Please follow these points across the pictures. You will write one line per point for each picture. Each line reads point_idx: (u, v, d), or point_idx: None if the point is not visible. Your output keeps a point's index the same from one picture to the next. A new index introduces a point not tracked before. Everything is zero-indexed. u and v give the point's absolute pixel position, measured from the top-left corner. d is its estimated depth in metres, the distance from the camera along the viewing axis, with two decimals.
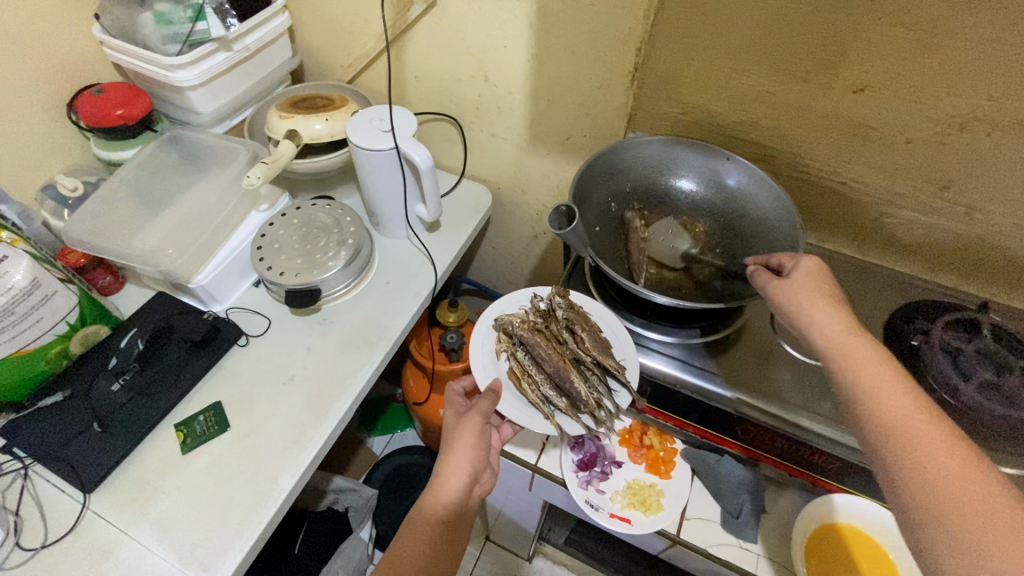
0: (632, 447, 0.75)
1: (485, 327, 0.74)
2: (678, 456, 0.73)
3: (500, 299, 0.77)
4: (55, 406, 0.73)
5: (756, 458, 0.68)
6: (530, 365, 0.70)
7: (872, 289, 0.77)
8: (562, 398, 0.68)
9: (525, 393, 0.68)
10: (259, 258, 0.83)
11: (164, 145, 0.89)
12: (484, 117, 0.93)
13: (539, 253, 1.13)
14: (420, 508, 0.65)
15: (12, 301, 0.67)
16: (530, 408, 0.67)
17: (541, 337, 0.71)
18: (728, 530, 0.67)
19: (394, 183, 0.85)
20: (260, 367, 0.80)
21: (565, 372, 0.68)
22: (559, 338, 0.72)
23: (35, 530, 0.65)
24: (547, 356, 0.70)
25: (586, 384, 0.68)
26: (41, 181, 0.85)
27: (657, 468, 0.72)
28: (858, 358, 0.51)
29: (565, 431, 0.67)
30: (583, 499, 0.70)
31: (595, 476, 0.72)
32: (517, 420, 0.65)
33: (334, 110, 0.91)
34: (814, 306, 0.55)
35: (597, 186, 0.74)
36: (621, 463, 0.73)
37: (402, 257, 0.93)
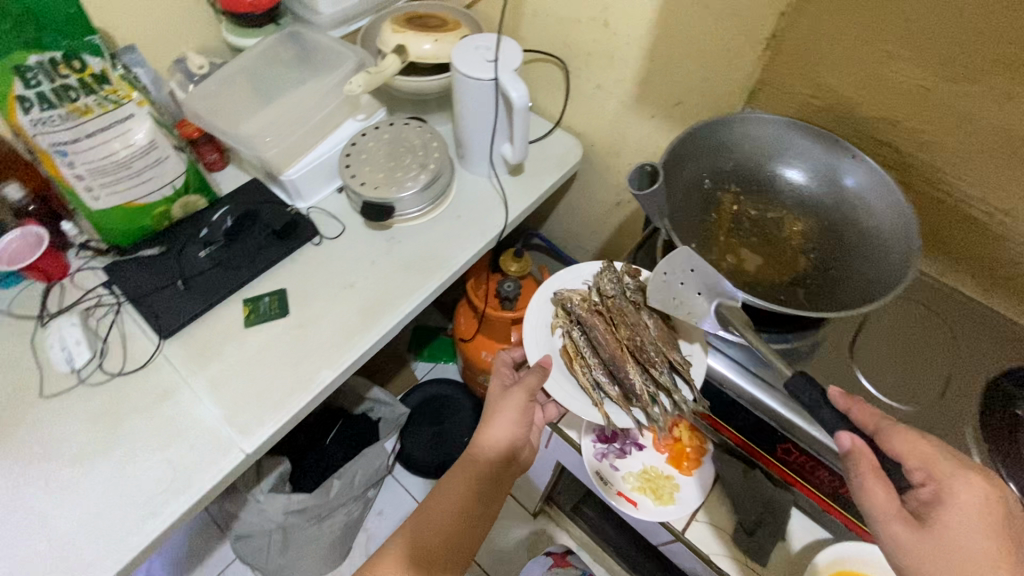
0: (659, 435, 0.72)
1: (545, 297, 0.72)
2: (706, 457, 0.70)
3: (566, 270, 0.75)
4: (151, 258, 0.82)
5: (789, 481, 0.62)
6: (585, 348, 0.68)
7: (992, 338, 0.67)
8: (614, 385, 0.66)
9: (576, 374, 0.67)
10: (346, 165, 0.86)
11: (284, 40, 0.92)
12: (593, 67, 0.88)
13: (617, 222, 1.09)
14: (454, 473, 0.68)
15: (132, 156, 0.76)
16: (579, 390, 0.66)
17: (601, 319, 0.69)
18: (736, 543, 0.64)
19: (487, 117, 0.83)
20: (327, 268, 0.84)
21: (622, 361, 0.66)
22: (620, 323, 0.68)
23: (115, 359, 0.74)
24: (605, 339, 0.67)
25: (642, 377, 0.66)
26: (174, 54, 0.92)
27: (680, 462, 0.70)
28: None
29: (615, 421, 0.65)
30: (593, 470, 0.70)
31: (612, 452, 0.71)
32: (569, 400, 0.66)
33: (445, 33, 0.90)
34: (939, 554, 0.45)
35: (691, 166, 0.67)
36: (643, 446, 0.72)
37: (477, 193, 0.92)
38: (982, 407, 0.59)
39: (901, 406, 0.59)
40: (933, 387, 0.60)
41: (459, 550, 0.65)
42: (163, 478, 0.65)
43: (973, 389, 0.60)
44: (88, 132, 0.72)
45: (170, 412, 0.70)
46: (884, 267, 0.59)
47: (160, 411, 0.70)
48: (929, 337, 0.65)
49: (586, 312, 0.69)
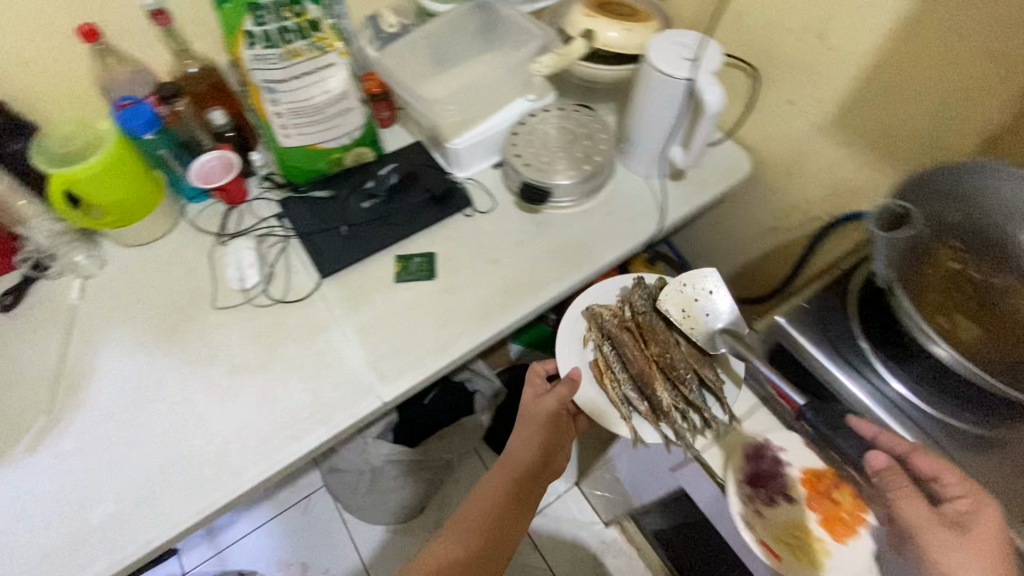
0: (815, 492, 0.63)
1: (577, 313, 0.78)
2: (864, 528, 0.61)
3: (596, 286, 0.81)
4: (320, 200, 0.87)
5: None
6: (614, 362, 0.73)
7: None
8: (644, 404, 0.71)
9: (606, 390, 0.72)
10: (511, 144, 0.86)
11: (475, 9, 0.91)
12: (790, 81, 0.82)
13: (766, 246, 1.03)
14: (490, 476, 0.71)
15: (325, 102, 0.80)
16: (609, 403, 0.72)
17: (631, 337, 0.74)
18: None
19: (666, 117, 0.80)
20: (476, 240, 0.86)
21: (650, 377, 0.71)
22: (649, 340, 0.74)
23: (278, 287, 0.80)
24: (633, 356, 0.73)
25: (671, 394, 0.70)
26: (370, 10, 0.96)
27: (834, 528, 0.62)
28: None
29: (643, 435, 0.70)
30: (738, 512, 0.63)
31: (760, 497, 0.64)
32: (604, 409, 0.72)
33: (636, 24, 0.86)
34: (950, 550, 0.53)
35: (919, 219, 0.61)
36: (793, 499, 0.63)
37: (633, 192, 0.89)
38: None
39: None
40: None
41: (512, 535, 0.67)
42: (305, 408, 0.70)
43: None
44: (297, 74, 0.76)
45: (320, 346, 0.75)
46: None
47: (313, 344, 0.75)
48: None
49: (618, 328, 0.75)
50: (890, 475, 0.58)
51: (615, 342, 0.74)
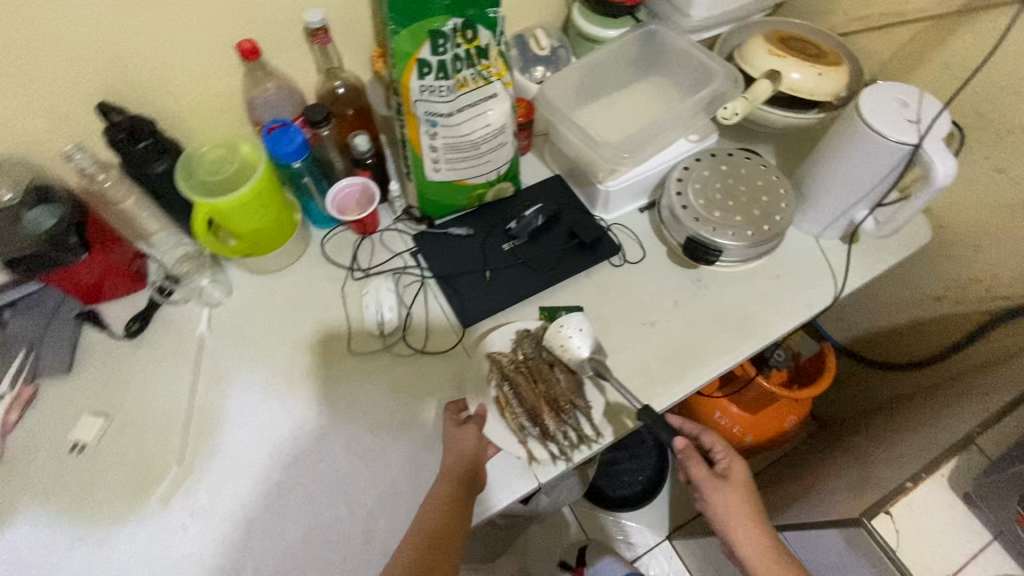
0: None
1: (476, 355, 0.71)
2: None
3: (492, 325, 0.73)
4: (458, 239, 0.80)
5: None
6: (513, 397, 0.67)
7: None
8: (536, 432, 0.66)
9: (505, 423, 0.66)
10: (674, 192, 0.78)
11: (640, 36, 0.83)
12: (1008, 148, 0.72)
13: (923, 315, 0.93)
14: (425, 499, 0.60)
15: (484, 138, 0.73)
16: (505, 438, 0.65)
17: (523, 377, 0.68)
18: None
19: (865, 181, 0.71)
20: (627, 295, 0.78)
21: (543, 408, 0.67)
22: (540, 377, 0.69)
23: (417, 334, 0.74)
24: (524, 394, 0.67)
25: (559, 421, 0.66)
26: (518, 28, 0.88)
27: None
28: (736, 521, 0.63)
29: (535, 460, 0.65)
30: None
31: None
32: (498, 443, 0.65)
33: (827, 66, 0.77)
34: (728, 508, 0.64)
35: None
36: None
37: (800, 254, 0.80)
38: None
39: None
40: None
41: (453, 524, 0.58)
42: None
43: None
44: (462, 107, 0.69)
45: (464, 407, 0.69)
46: None
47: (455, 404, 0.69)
48: None
49: (506, 367, 0.69)
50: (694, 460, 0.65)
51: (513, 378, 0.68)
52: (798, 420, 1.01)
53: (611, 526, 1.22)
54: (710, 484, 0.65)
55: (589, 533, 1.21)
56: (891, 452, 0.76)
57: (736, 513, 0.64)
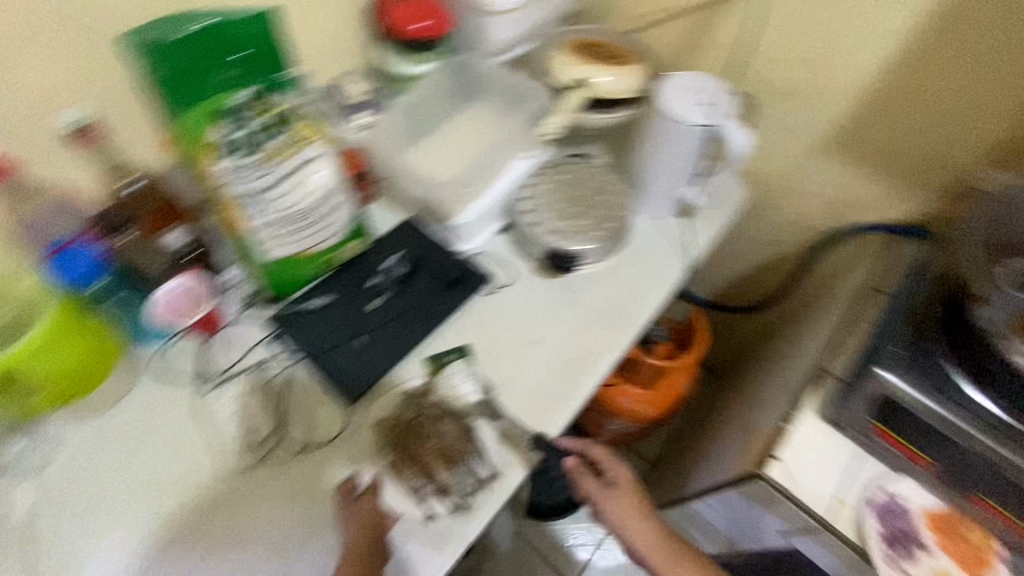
0: (943, 536, 0.57)
1: (358, 426, 0.68)
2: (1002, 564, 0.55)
3: (372, 390, 0.70)
4: (318, 311, 0.74)
5: None
6: (405, 459, 0.65)
7: None
8: (432, 488, 0.63)
9: (402, 485, 0.63)
10: (524, 210, 0.80)
11: (450, 69, 0.84)
12: (783, 107, 0.83)
13: (762, 261, 1.05)
14: None
15: (314, 204, 0.67)
16: (405, 504, 0.62)
17: (412, 436, 0.65)
18: None
19: (681, 163, 0.78)
20: (507, 320, 0.78)
21: (435, 464, 0.63)
22: (428, 433, 0.65)
23: (300, 427, 0.68)
24: (415, 453, 0.64)
25: (455, 473, 0.63)
26: (327, 79, 0.84)
27: (974, 569, 0.55)
28: (629, 522, 0.70)
29: (435, 518, 0.61)
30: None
31: (900, 554, 0.55)
32: (396, 510, 0.62)
33: (624, 66, 0.83)
34: (620, 514, 0.70)
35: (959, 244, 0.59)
36: (929, 547, 0.56)
37: (650, 237, 0.86)
38: None
39: None
40: None
41: None
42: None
43: None
44: (284, 174, 0.63)
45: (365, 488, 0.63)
46: None
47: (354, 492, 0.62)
48: None
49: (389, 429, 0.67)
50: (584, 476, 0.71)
51: (400, 441, 0.65)
52: (691, 380, 1.08)
53: (559, 535, 1.22)
54: (601, 495, 0.71)
55: (539, 548, 1.21)
56: (765, 388, 0.83)
57: (627, 514, 0.70)
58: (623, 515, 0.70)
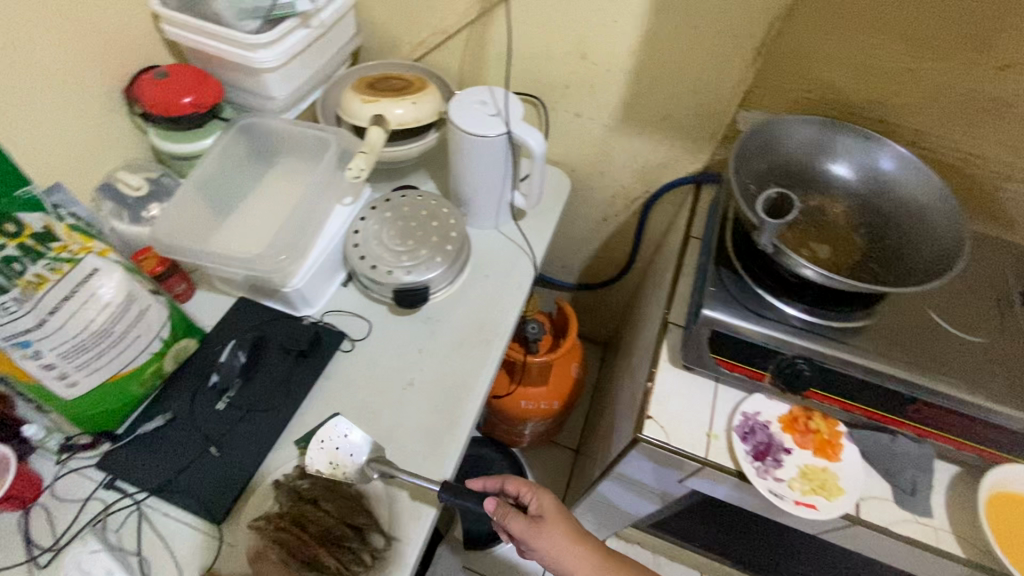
0: (798, 433, 0.63)
1: (233, 539, 0.61)
2: (846, 440, 0.63)
3: (239, 497, 0.63)
4: (159, 434, 0.66)
5: (888, 424, 0.62)
6: (285, 557, 0.58)
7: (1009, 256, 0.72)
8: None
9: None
10: (359, 256, 0.77)
11: (235, 135, 0.79)
12: (573, 96, 0.89)
13: (606, 235, 1.12)
14: None
15: (110, 320, 0.60)
16: None
17: (291, 533, 0.59)
18: (903, 507, 0.60)
19: (495, 172, 0.80)
20: (373, 371, 0.75)
21: (321, 554, 0.58)
22: (309, 522, 0.60)
23: (166, 571, 0.59)
24: (297, 548, 0.58)
25: (345, 558, 0.58)
26: (99, 178, 0.75)
27: (826, 452, 0.62)
28: (565, 554, 0.64)
29: None
30: (766, 490, 0.59)
31: (769, 464, 0.61)
32: None
33: (417, 93, 0.84)
34: (556, 547, 0.64)
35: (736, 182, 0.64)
36: (789, 450, 0.62)
37: (492, 246, 0.88)
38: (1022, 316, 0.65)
39: (978, 338, 0.62)
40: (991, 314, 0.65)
41: None
42: None
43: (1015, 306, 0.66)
44: (54, 307, 0.55)
45: None
46: (937, 240, 0.62)
47: None
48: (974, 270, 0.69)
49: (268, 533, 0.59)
50: (512, 517, 0.64)
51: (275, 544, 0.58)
52: (579, 363, 1.12)
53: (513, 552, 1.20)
54: (532, 532, 0.64)
55: None
56: (636, 351, 0.89)
57: (559, 545, 0.64)
58: (554, 546, 0.64)
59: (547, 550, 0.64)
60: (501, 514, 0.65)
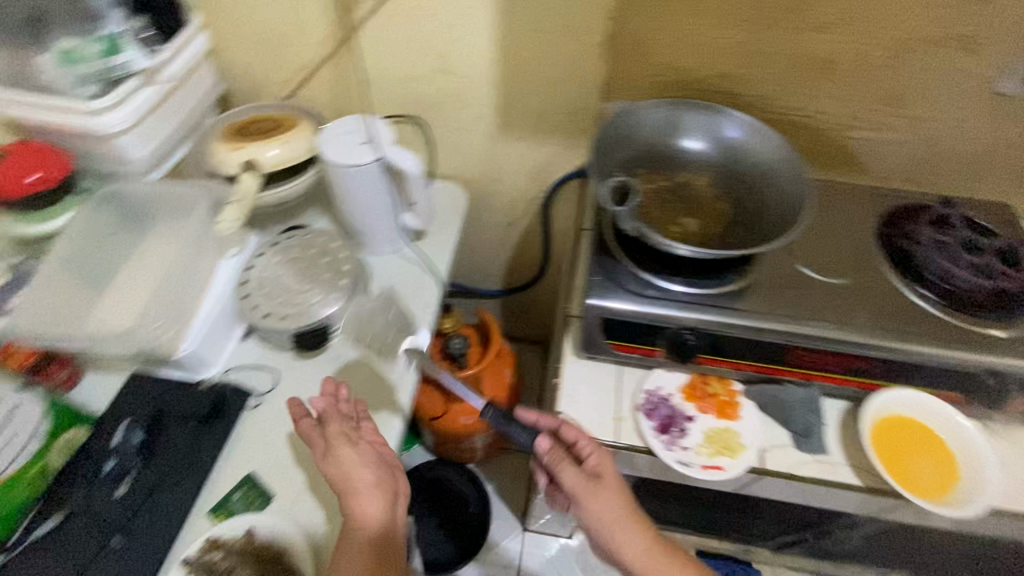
0: (699, 400, 0.66)
1: None
2: (742, 397, 0.67)
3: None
4: (57, 536, 0.62)
5: (777, 375, 0.66)
6: None
7: (864, 198, 0.77)
8: None
9: None
10: (251, 306, 0.75)
11: (97, 207, 0.77)
12: (448, 111, 0.90)
13: (517, 238, 1.13)
14: None
15: None
16: None
17: None
18: (803, 450, 0.64)
19: (379, 198, 0.79)
20: (285, 422, 0.73)
21: None
22: None
23: None
24: None
25: None
26: None
27: (726, 412, 0.65)
28: (617, 523, 0.57)
29: None
30: (674, 460, 0.61)
31: (675, 435, 0.63)
32: None
33: (287, 133, 0.82)
34: (613, 516, 0.57)
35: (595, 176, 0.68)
36: (692, 418, 0.65)
37: (395, 271, 0.87)
38: (882, 252, 0.70)
39: (842, 280, 0.67)
40: (851, 255, 0.70)
41: None
42: None
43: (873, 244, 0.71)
44: None
45: None
46: (788, 197, 0.67)
47: None
48: (833, 217, 0.74)
49: (370, 552, 0.59)
50: (565, 464, 0.59)
51: None
52: (513, 368, 1.13)
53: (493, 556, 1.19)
54: (588, 491, 0.57)
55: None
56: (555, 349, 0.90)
57: (612, 510, 0.57)
58: (605, 511, 0.57)
59: (598, 510, 0.57)
60: (552, 457, 0.60)
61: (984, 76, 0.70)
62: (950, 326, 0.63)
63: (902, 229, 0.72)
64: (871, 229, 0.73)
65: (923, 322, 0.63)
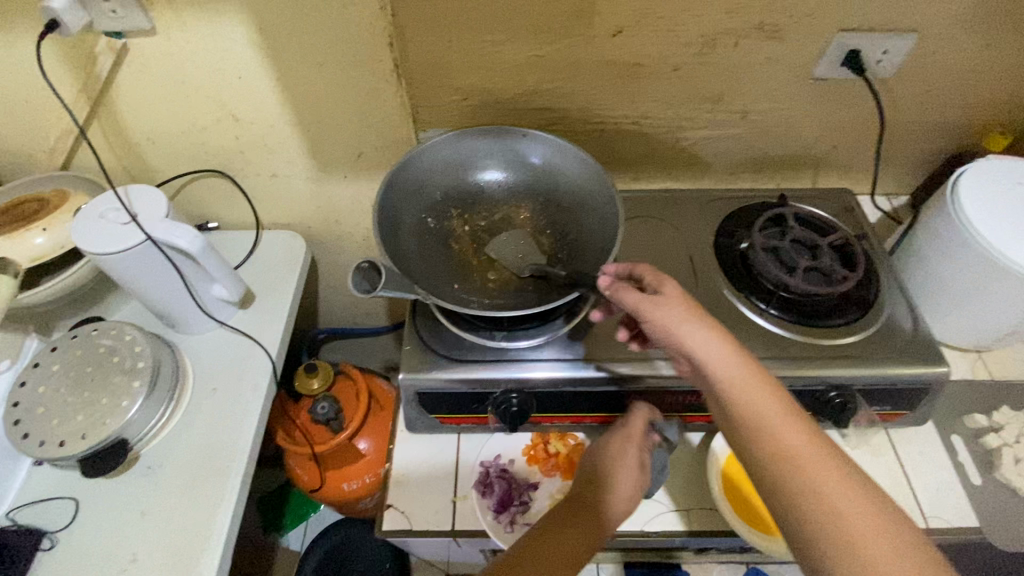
0: (543, 464, 0.61)
1: None
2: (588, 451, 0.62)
3: None
4: None
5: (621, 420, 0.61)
6: None
7: (704, 206, 0.73)
8: None
9: None
10: (23, 435, 0.63)
11: None
12: (254, 160, 0.79)
13: None
14: None
15: None
16: None
17: None
18: (653, 501, 0.60)
19: (170, 279, 0.68)
20: (85, 563, 0.62)
21: None
22: None
23: None
24: None
25: None
26: None
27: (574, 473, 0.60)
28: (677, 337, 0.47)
29: None
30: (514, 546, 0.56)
31: (516, 512, 0.58)
32: None
33: (53, 213, 0.70)
34: (680, 331, 0.47)
35: (383, 240, 0.58)
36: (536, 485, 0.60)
37: (217, 350, 0.77)
38: (720, 266, 0.65)
39: None
40: (687, 274, 0.65)
41: None
42: None
43: (711, 259, 0.67)
44: None
45: None
46: (603, 222, 0.61)
47: None
48: (670, 232, 0.70)
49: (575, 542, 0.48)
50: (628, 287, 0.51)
51: None
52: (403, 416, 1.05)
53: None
54: (649, 304, 0.48)
55: None
56: None
57: (675, 328, 0.47)
58: (669, 328, 0.47)
59: (650, 320, 0.48)
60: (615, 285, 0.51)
61: (798, 63, 0.65)
62: (790, 342, 0.59)
63: (739, 238, 0.67)
64: (710, 241, 0.69)
65: (760, 342, 0.59)
